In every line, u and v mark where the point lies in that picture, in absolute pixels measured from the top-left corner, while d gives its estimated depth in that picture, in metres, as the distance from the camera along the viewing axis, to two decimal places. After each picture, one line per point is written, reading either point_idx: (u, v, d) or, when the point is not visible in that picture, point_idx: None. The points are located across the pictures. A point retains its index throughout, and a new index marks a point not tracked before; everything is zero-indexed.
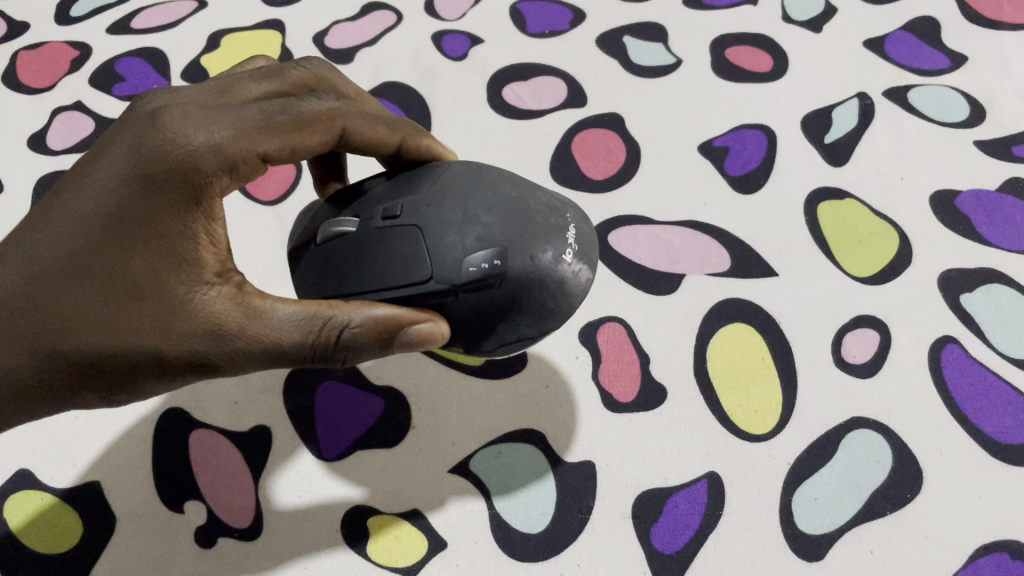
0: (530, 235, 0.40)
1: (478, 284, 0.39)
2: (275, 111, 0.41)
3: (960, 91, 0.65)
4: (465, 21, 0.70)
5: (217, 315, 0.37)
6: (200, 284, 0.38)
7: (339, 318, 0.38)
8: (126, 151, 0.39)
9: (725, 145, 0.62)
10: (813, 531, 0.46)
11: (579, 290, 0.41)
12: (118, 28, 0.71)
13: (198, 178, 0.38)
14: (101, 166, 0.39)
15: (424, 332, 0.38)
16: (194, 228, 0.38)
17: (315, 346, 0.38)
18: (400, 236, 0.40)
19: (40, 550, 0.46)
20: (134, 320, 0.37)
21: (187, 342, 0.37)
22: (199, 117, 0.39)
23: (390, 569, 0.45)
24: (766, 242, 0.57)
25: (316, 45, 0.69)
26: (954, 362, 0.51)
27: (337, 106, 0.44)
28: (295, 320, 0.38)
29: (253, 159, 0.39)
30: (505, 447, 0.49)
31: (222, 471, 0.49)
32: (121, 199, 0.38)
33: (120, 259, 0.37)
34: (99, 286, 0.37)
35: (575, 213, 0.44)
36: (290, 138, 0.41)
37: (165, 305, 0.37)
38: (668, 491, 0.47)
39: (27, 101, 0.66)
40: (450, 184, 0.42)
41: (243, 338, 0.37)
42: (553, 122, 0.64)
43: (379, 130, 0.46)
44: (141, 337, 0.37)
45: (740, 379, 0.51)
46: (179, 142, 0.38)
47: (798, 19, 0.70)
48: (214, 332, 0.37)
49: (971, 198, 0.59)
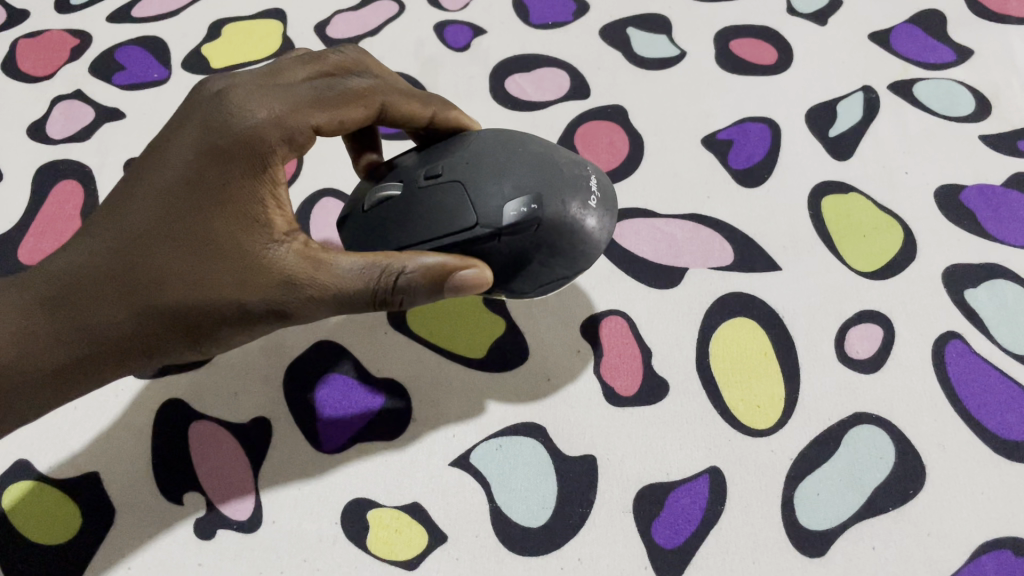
0: (560, 181, 0.42)
1: (518, 229, 0.40)
2: (324, 88, 0.42)
3: (966, 85, 0.64)
4: (468, 11, 0.70)
5: (290, 267, 0.38)
6: (271, 242, 0.38)
7: (396, 264, 0.38)
8: (198, 124, 0.39)
9: (729, 138, 0.61)
10: (815, 527, 0.46)
11: (603, 237, 0.43)
12: (119, 17, 0.70)
13: (266, 147, 0.39)
14: (176, 137, 0.40)
15: (471, 277, 0.39)
16: (262, 192, 0.39)
17: (375, 293, 0.39)
18: (443, 191, 0.41)
19: (21, 529, 0.46)
20: (215, 276, 0.38)
21: (264, 294, 0.38)
22: (261, 92, 0.40)
23: (390, 561, 0.45)
24: (770, 236, 0.56)
25: (318, 34, 0.68)
26: (957, 358, 0.51)
27: (376, 84, 0.45)
28: (358, 269, 0.38)
29: (308, 131, 0.40)
30: (506, 440, 0.49)
31: (221, 462, 0.48)
32: (196, 166, 0.39)
33: (199, 219, 0.38)
34: (180, 247, 0.38)
35: (596, 169, 0.46)
36: (338, 113, 0.42)
37: (240, 261, 0.38)
38: (669, 485, 0.47)
39: (27, 89, 0.66)
40: (483, 146, 0.43)
41: (315, 289, 0.38)
42: (556, 115, 0.63)
43: (413, 106, 0.46)
44: (223, 292, 0.38)
45: (742, 374, 0.51)
46: (246, 117, 0.39)
47: (803, 12, 0.69)
48: (289, 284, 0.38)
49: (975, 193, 0.58)
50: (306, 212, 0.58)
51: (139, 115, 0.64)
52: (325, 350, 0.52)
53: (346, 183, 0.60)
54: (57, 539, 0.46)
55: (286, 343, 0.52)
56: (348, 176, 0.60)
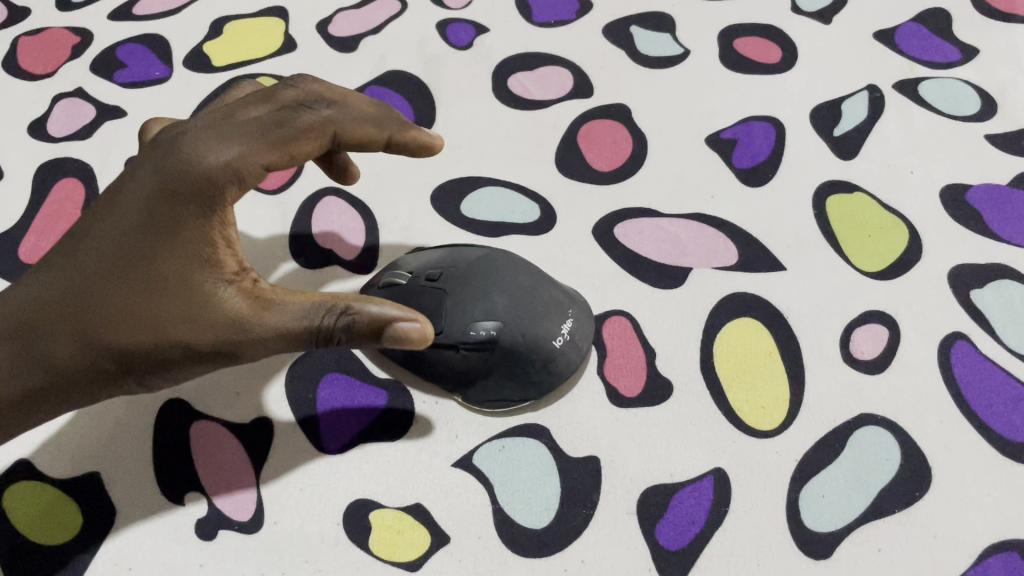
0: (534, 335, 0.45)
1: (477, 346, 0.44)
2: (277, 123, 0.40)
3: (972, 84, 0.64)
4: (471, 9, 0.69)
5: (237, 311, 0.37)
6: (220, 284, 0.37)
7: (342, 308, 0.38)
8: (152, 162, 0.38)
9: (733, 137, 0.61)
10: (820, 529, 0.45)
11: (569, 367, 0.47)
12: (120, 14, 0.70)
13: (225, 191, 0.38)
14: (131, 176, 0.39)
15: (412, 331, 0.38)
16: (212, 233, 0.38)
17: (320, 337, 0.38)
18: (426, 292, 0.45)
19: (23, 530, 0.46)
20: (159, 318, 0.36)
21: (208, 337, 0.37)
22: (214, 132, 0.38)
23: (392, 563, 0.45)
24: (774, 236, 0.56)
25: (320, 32, 0.68)
26: (963, 359, 0.51)
27: (333, 115, 0.43)
28: (303, 313, 0.38)
29: (259, 172, 0.39)
30: (509, 441, 0.48)
31: (222, 462, 0.48)
32: (147, 205, 0.38)
33: (148, 257, 0.37)
34: (126, 285, 0.37)
35: (577, 312, 0.49)
36: (297, 150, 0.41)
37: (186, 302, 0.37)
38: (673, 486, 0.47)
39: (27, 87, 0.66)
40: (471, 263, 0.47)
41: (260, 332, 0.37)
42: (560, 114, 0.63)
43: (371, 130, 0.45)
44: (166, 332, 0.37)
45: (747, 375, 0.50)
46: (206, 158, 0.37)
47: (807, 10, 0.69)
48: (235, 327, 0.37)
49: (981, 193, 0.58)
50: (308, 211, 0.58)
51: (140, 113, 0.63)
52: (327, 351, 0.52)
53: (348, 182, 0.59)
54: (60, 541, 0.46)
55: None
56: None
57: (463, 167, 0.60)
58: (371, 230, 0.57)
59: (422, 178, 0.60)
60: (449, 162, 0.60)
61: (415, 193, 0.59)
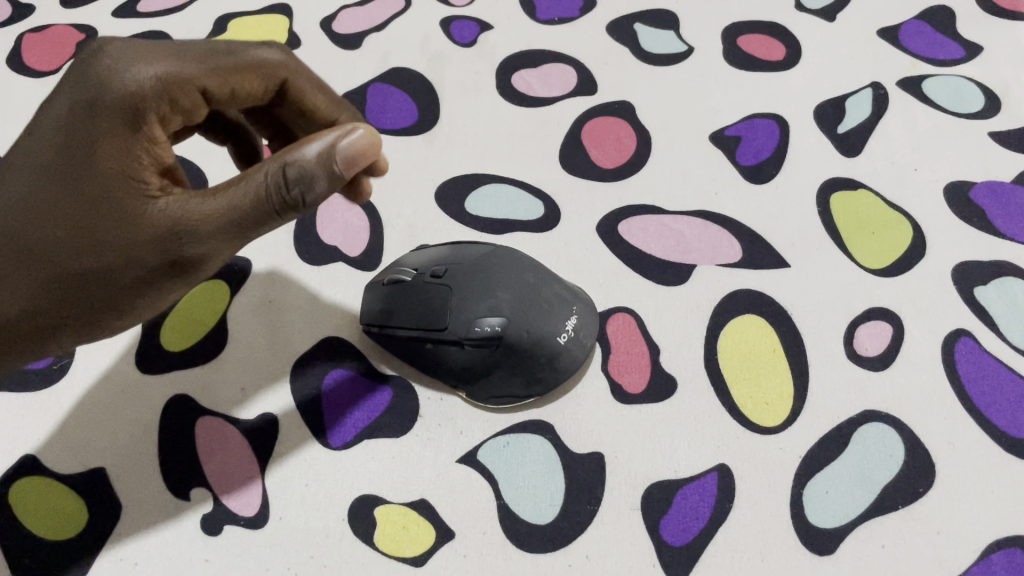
0: (539, 332, 0.45)
1: (481, 343, 0.44)
2: (210, 49, 0.39)
3: (976, 82, 0.64)
4: (475, 7, 0.70)
5: (172, 215, 0.35)
6: (153, 197, 0.36)
7: (283, 164, 0.36)
8: (71, 80, 0.36)
9: (737, 134, 0.61)
10: (824, 525, 0.46)
11: (573, 364, 0.47)
12: (125, 11, 0.70)
13: (142, 105, 0.36)
14: (50, 103, 0.37)
15: (360, 138, 0.37)
16: (138, 149, 0.36)
17: (269, 203, 0.36)
18: (432, 289, 0.45)
19: (32, 527, 0.46)
20: (98, 237, 0.35)
21: (150, 246, 0.35)
22: (138, 49, 0.37)
23: (397, 559, 0.45)
24: (778, 232, 0.56)
25: (324, 29, 0.68)
26: (967, 356, 0.51)
27: (279, 57, 0.43)
28: (245, 188, 0.36)
29: (194, 93, 0.38)
30: (513, 437, 0.48)
31: (228, 458, 0.48)
32: (69, 126, 0.36)
33: (71, 183, 0.35)
34: (57, 214, 0.35)
35: (581, 310, 0.49)
36: (230, 80, 0.40)
37: (121, 217, 0.35)
38: (677, 483, 0.47)
39: (32, 83, 0.66)
40: (476, 260, 0.47)
41: (200, 228, 0.36)
42: (563, 111, 0.63)
43: (319, 98, 0.45)
44: (107, 252, 0.35)
45: (751, 371, 0.50)
46: (114, 76, 0.35)
47: (811, 8, 0.69)
48: (176, 230, 0.35)
49: (985, 190, 0.58)
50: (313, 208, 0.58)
51: None
52: (331, 348, 0.52)
53: None
54: (67, 536, 0.46)
55: (293, 340, 0.52)
56: None
57: (467, 164, 0.60)
58: (375, 227, 0.57)
59: (426, 174, 0.60)
60: (453, 159, 0.60)
61: (419, 190, 0.59)
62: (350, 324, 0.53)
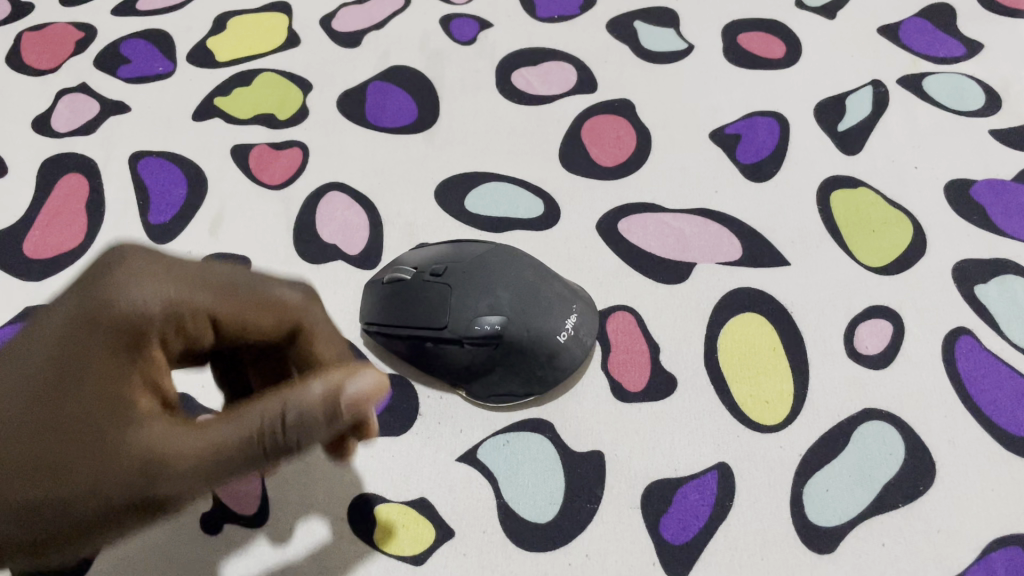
0: (539, 330, 0.45)
1: (481, 341, 0.44)
2: (220, 283, 0.38)
3: (976, 79, 0.64)
4: (474, 4, 0.69)
5: (153, 447, 0.31)
6: (129, 426, 0.31)
7: (288, 403, 0.32)
8: (61, 298, 0.33)
9: (737, 132, 0.61)
10: (824, 523, 0.46)
11: (573, 363, 0.47)
12: (124, 9, 0.70)
13: (145, 331, 0.33)
14: (35, 317, 0.33)
15: (365, 392, 0.33)
16: (129, 376, 0.32)
17: (259, 441, 0.32)
18: (431, 288, 0.45)
19: None
20: (61, 471, 0.30)
21: (119, 484, 0.30)
22: (147, 273, 0.35)
23: (396, 557, 0.45)
24: (778, 231, 0.56)
25: (323, 27, 0.68)
26: (968, 354, 0.51)
27: (300, 299, 0.41)
28: (235, 424, 0.32)
29: (203, 319, 0.37)
30: (513, 436, 0.48)
31: None
32: (52, 346, 0.32)
33: (39, 416, 0.31)
34: (14, 427, 0.30)
35: (581, 308, 0.49)
36: (244, 313, 0.38)
37: (93, 445, 0.31)
38: (677, 481, 0.47)
39: (30, 82, 0.65)
40: (476, 258, 0.47)
41: (174, 468, 0.31)
42: (563, 109, 0.63)
43: (336, 346, 0.41)
44: (69, 485, 0.30)
45: (751, 370, 0.50)
46: (121, 294, 0.33)
47: (811, 6, 0.69)
48: (150, 464, 0.31)
49: (985, 188, 0.58)
50: (312, 208, 0.58)
51: (145, 109, 0.63)
52: None
53: (351, 177, 0.59)
54: None
55: None
56: (354, 171, 0.60)
57: (466, 162, 0.60)
58: (375, 226, 0.57)
59: (425, 173, 0.60)
60: (453, 157, 0.60)
61: (419, 188, 0.59)
62: (349, 323, 0.53)
